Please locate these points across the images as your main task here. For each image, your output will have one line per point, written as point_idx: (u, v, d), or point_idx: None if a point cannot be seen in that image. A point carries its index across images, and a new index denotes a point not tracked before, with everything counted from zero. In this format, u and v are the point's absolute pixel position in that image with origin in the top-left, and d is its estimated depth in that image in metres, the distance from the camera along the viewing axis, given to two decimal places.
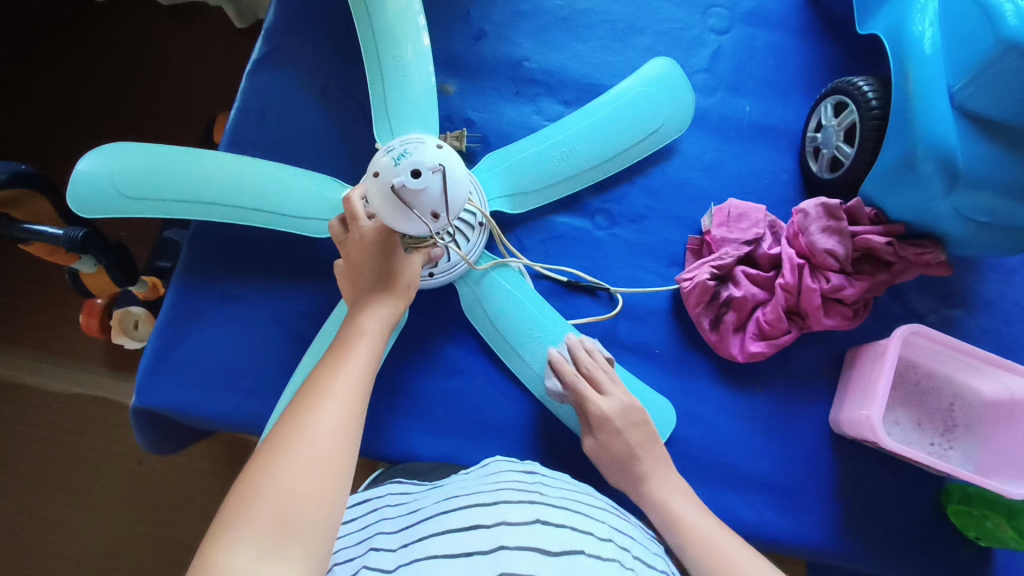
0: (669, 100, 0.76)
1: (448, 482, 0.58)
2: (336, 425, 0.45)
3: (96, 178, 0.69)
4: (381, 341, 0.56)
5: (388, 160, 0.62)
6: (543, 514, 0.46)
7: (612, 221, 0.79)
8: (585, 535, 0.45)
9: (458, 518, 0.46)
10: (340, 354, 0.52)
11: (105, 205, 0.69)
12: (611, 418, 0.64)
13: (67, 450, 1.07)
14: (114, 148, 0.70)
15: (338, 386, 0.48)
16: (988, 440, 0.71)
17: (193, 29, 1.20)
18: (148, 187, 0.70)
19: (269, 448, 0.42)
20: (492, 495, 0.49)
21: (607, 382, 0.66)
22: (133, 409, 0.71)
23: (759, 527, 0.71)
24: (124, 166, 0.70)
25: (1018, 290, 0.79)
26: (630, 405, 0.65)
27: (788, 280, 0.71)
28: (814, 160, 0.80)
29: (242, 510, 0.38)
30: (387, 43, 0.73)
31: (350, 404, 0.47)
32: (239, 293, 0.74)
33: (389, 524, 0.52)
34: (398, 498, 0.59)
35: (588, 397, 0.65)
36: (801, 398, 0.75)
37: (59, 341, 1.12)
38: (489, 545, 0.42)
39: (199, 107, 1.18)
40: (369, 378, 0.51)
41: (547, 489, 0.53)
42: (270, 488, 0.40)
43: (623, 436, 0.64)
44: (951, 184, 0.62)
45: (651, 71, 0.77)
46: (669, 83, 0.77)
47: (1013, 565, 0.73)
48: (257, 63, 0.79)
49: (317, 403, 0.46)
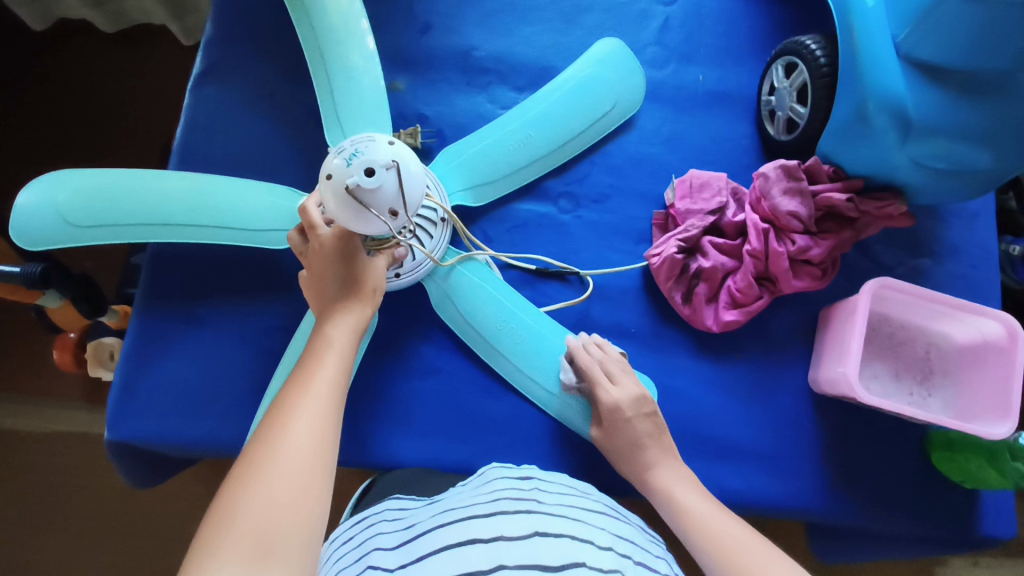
0: (620, 80, 0.76)
1: (446, 496, 0.57)
2: (310, 442, 0.44)
3: (41, 210, 0.67)
4: (351, 351, 0.55)
5: (338, 161, 0.60)
6: (542, 525, 0.46)
7: (576, 204, 0.79)
8: (584, 543, 0.45)
9: (455, 533, 0.46)
10: (309, 368, 0.51)
11: (53, 236, 0.67)
12: (622, 405, 0.65)
13: (52, 488, 1.05)
14: (57, 177, 0.68)
15: (307, 401, 0.47)
16: (964, 384, 0.72)
17: (137, 49, 1.17)
18: (97, 215, 0.68)
19: (242, 471, 0.41)
20: (489, 508, 0.49)
21: (619, 372, 0.67)
22: (107, 443, 0.69)
23: (749, 493, 0.72)
24: (69, 195, 0.68)
25: (981, 234, 0.80)
26: (642, 396, 0.65)
27: (755, 246, 0.72)
28: (771, 123, 0.80)
29: (218, 540, 0.37)
30: (330, 45, 0.71)
31: (322, 418, 0.46)
32: (204, 314, 0.72)
33: (385, 540, 0.52)
34: (394, 513, 0.58)
35: (599, 388, 0.66)
36: (780, 362, 0.76)
37: (30, 378, 1.09)
38: (489, 564, 0.41)
39: (150, 126, 1.16)
40: (341, 389, 0.50)
41: (544, 496, 0.53)
42: (246, 512, 0.39)
43: (635, 422, 0.64)
44: (905, 134, 0.62)
45: (600, 49, 0.76)
46: (620, 61, 0.76)
47: (1000, 505, 0.74)
48: (199, 77, 0.77)
49: (286, 421, 0.45)
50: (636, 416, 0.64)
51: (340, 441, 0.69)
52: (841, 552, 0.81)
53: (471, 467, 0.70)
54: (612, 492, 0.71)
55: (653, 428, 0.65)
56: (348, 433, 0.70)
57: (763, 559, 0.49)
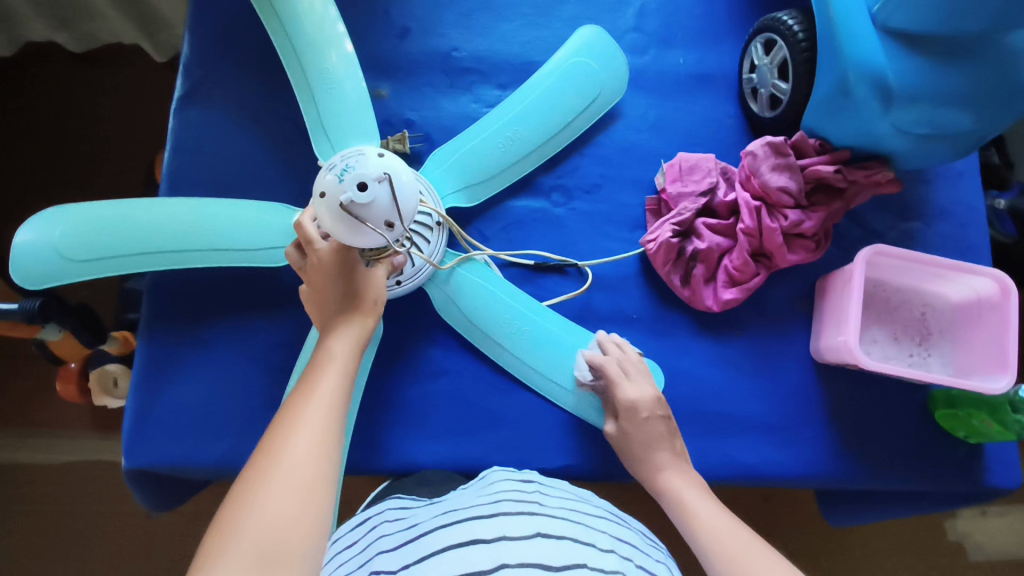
0: (601, 67, 0.76)
1: (447, 497, 0.59)
2: (312, 452, 0.45)
3: (39, 248, 0.67)
4: (353, 363, 0.56)
5: (331, 178, 0.60)
6: (543, 526, 0.48)
7: (569, 196, 0.79)
8: (585, 546, 0.47)
9: (457, 533, 0.47)
10: (311, 379, 0.52)
11: (54, 274, 0.67)
12: (640, 403, 0.66)
13: (70, 519, 1.06)
14: (52, 213, 0.68)
15: (309, 412, 0.48)
16: (962, 342, 0.74)
17: (111, 71, 1.16)
18: (94, 248, 0.68)
19: (246, 482, 0.42)
20: (491, 508, 0.51)
21: (635, 369, 0.68)
22: (126, 472, 0.70)
23: (761, 466, 0.73)
24: (66, 229, 0.68)
25: (967, 193, 0.82)
26: (659, 398, 0.67)
27: (748, 224, 0.72)
28: (754, 100, 0.81)
29: (219, 550, 0.38)
30: (311, 58, 0.71)
31: (324, 429, 0.47)
32: (210, 336, 0.73)
33: (387, 541, 0.53)
34: (396, 513, 0.59)
35: (618, 385, 0.67)
36: (781, 335, 0.77)
37: (37, 412, 1.09)
38: (490, 563, 0.43)
39: (132, 149, 1.15)
40: (342, 400, 0.51)
41: (547, 500, 0.55)
42: (249, 522, 0.39)
43: (649, 421, 0.66)
44: (887, 103, 0.63)
45: (578, 39, 0.76)
46: (599, 48, 0.76)
47: (1004, 456, 0.76)
48: (181, 100, 0.76)
49: (288, 432, 0.46)
50: (651, 414, 0.66)
51: (357, 450, 0.70)
52: (853, 514, 0.83)
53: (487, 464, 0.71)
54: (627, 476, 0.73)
55: (665, 428, 0.66)
56: (364, 441, 0.71)
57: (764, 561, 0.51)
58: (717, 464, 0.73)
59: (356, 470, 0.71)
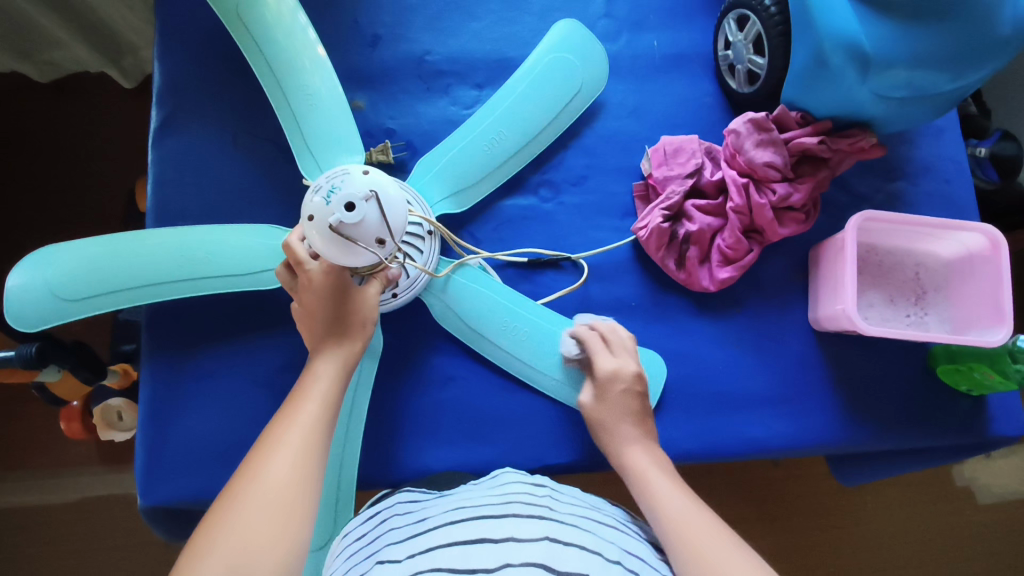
0: (582, 60, 0.76)
1: (457, 493, 0.59)
2: (289, 474, 0.46)
3: (32, 291, 0.66)
4: (340, 387, 0.56)
5: (319, 200, 0.61)
6: (553, 531, 0.48)
7: (556, 190, 0.79)
8: (594, 556, 0.47)
9: (465, 532, 0.48)
10: (296, 401, 0.53)
11: (46, 314, 0.67)
12: (615, 376, 0.66)
13: (90, 556, 1.06)
14: (42, 255, 0.68)
15: (292, 432, 0.49)
16: (956, 298, 0.75)
17: (80, 101, 1.14)
18: (86, 286, 0.67)
19: (223, 501, 0.45)
20: (502, 508, 0.52)
21: (614, 347, 0.68)
22: (143, 509, 0.70)
23: (771, 439, 0.74)
24: (56, 270, 0.67)
25: (949, 148, 0.82)
26: (636, 373, 0.66)
27: (737, 202, 0.73)
28: (732, 77, 0.81)
29: (192, 563, 0.40)
30: (288, 77, 0.70)
31: (303, 450, 0.48)
32: (212, 366, 0.73)
33: (395, 534, 0.53)
34: (406, 505, 0.59)
35: (595, 355, 0.68)
36: (779, 308, 0.78)
37: (45, 454, 1.09)
38: (495, 563, 0.43)
39: (108, 179, 1.14)
40: (325, 422, 0.52)
41: (557, 505, 0.55)
42: (218, 542, 0.41)
43: (624, 394, 0.65)
44: (864, 71, 0.63)
45: (557, 32, 0.76)
46: (579, 41, 0.76)
47: (1007, 404, 0.77)
48: (157, 132, 0.75)
49: (270, 453, 0.48)
50: (625, 389, 0.65)
51: (371, 464, 0.70)
52: (865, 475, 0.84)
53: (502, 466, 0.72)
54: None
55: (638, 405, 0.65)
56: (377, 455, 0.71)
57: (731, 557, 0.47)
58: (727, 442, 0.74)
59: (373, 484, 0.71)
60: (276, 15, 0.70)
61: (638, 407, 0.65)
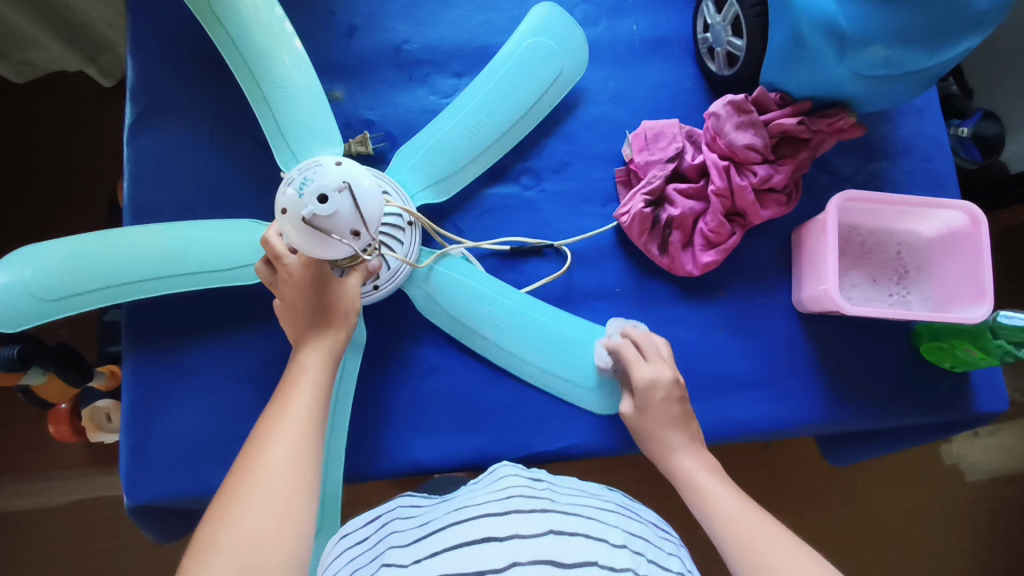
0: (561, 46, 0.75)
1: (456, 494, 0.59)
2: (289, 467, 0.47)
3: (8, 290, 0.65)
4: (327, 376, 0.57)
5: (291, 193, 0.59)
6: (555, 523, 0.49)
7: (538, 178, 0.79)
8: (598, 542, 0.48)
9: (468, 531, 0.48)
10: (285, 393, 0.53)
11: (25, 313, 0.66)
12: (654, 384, 0.66)
13: (83, 558, 1.05)
14: (20, 253, 0.67)
15: (285, 426, 0.50)
16: (938, 276, 0.75)
17: (56, 100, 1.13)
18: (63, 282, 0.67)
19: (224, 498, 0.44)
20: (504, 504, 0.51)
21: (649, 354, 0.68)
22: (129, 508, 0.69)
23: (757, 421, 0.74)
24: (33, 268, 0.66)
25: (929, 126, 0.82)
26: (674, 378, 0.67)
27: (718, 184, 0.73)
28: (712, 60, 0.81)
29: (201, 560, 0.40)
30: (263, 67, 0.69)
31: (301, 443, 0.49)
32: (195, 363, 0.72)
33: (399, 537, 0.53)
34: (407, 511, 0.60)
35: (631, 362, 0.68)
36: (763, 290, 0.78)
37: (31, 457, 1.08)
38: (502, 562, 0.44)
39: (88, 179, 1.12)
40: (319, 415, 0.52)
41: (557, 496, 0.56)
42: (226, 538, 0.42)
43: (664, 401, 0.66)
44: (841, 48, 0.62)
45: (535, 17, 0.75)
46: (557, 29, 0.75)
47: (989, 380, 0.77)
48: (132, 128, 0.74)
49: (265, 448, 0.48)
50: (666, 395, 0.66)
51: (358, 457, 0.70)
52: (852, 455, 0.85)
53: (490, 455, 0.72)
54: (631, 447, 0.73)
55: (680, 410, 0.66)
56: (364, 446, 0.71)
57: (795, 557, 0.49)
58: (714, 424, 0.74)
59: (360, 476, 0.71)
60: (250, 7, 0.69)
61: (682, 412, 0.66)
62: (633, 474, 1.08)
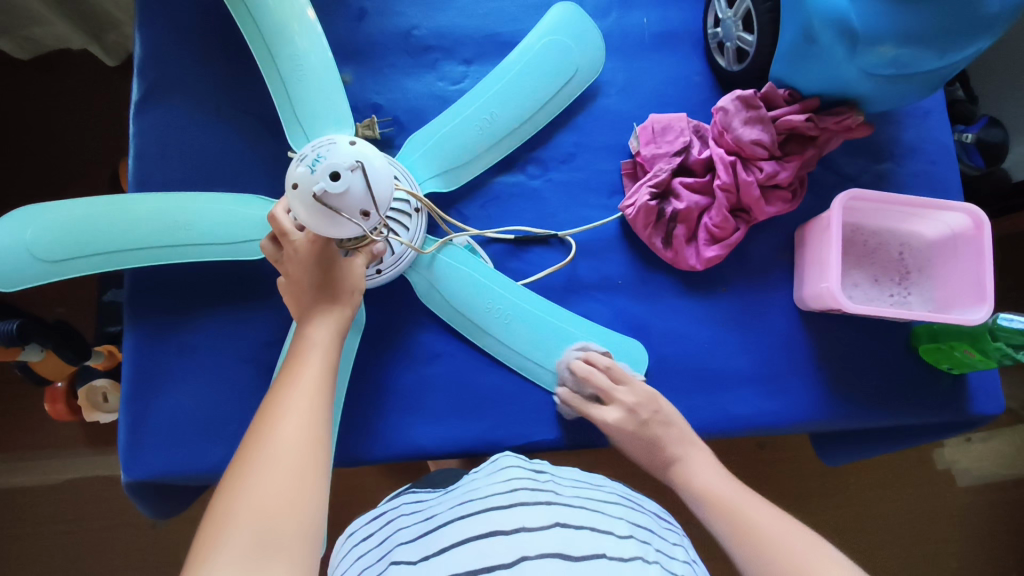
0: (581, 42, 0.75)
1: (459, 486, 0.60)
2: (299, 437, 0.47)
3: (9, 249, 0.66)
4: (332, 350, 0.57)
5: (303, 169, 0.59)
6: (561, 516, 0.49)
7: (544, 167, 0.79)
8: (605, 534, 0.49)
9: (475, 525, 0.49)
10: (292, 367, 0.53)
11: (24, 274, 0.66)
12: (623, 424, 0.67)
13: (78, 537, 1.05)
14: (25, 213, 0.67)
15: (295, 400, 0.50)
16: (940, 278, 0.75)
17: (63, 78, 1.12)
18: (64, 249, 0.67)
19: (235, 468, 0.45)
20: (508, 497, 0.52)
21: (603, 392, 0.69)
22: (127, 484, 0.70)
23: (755, 416, 0.75)
24: (35, 230, 0.66)
25: (935, 129, 0.82)
26: (637, 404, 0.67)
27: (724, 179, 0.73)
28: (721, 55, 0.81)
29: (217, 535, 0.40)
30: (280, 46, 0.69)
31: (311, 415, 0.49)
32: (196, 342, 0.72)
33: (405, 534, 0.54)
34: (412, 506, 0.60)
35: (593, 413, 0.68)
36: (765, 287, 0.78)
37: (29, 433, 1.08)
38: (511, 557, 0.44)
39: (91, 158, 1.12)
40: (326, 388, 0.53)
41: (561, 488, 0.56)
42: (239, 507, 0.42)
43: (636, 435, 0.66)
44: (852, 46, 0.62)
45: (558, 11, 0.75)
46: (577, 25, 0.75)
47: (987, 383, 0.78)
48: (139, 105, 0.74)
49: (275, 422, 0.48)
50: (636, 430, 0.66)
51: (357, 439, 0.70)
52: (848, 454, 0.85)
53: (489, 442, 0.72)
54: None
55: (657, 429, 0.66)
56: (363, 429, 0.71)
57: (788, 534, 0.52)
58: (711, 419, 0.74)
59: (359, 459, 0.71)
60: None
61: (656, 433, 0.66)
62: (629, 468, 1.08)
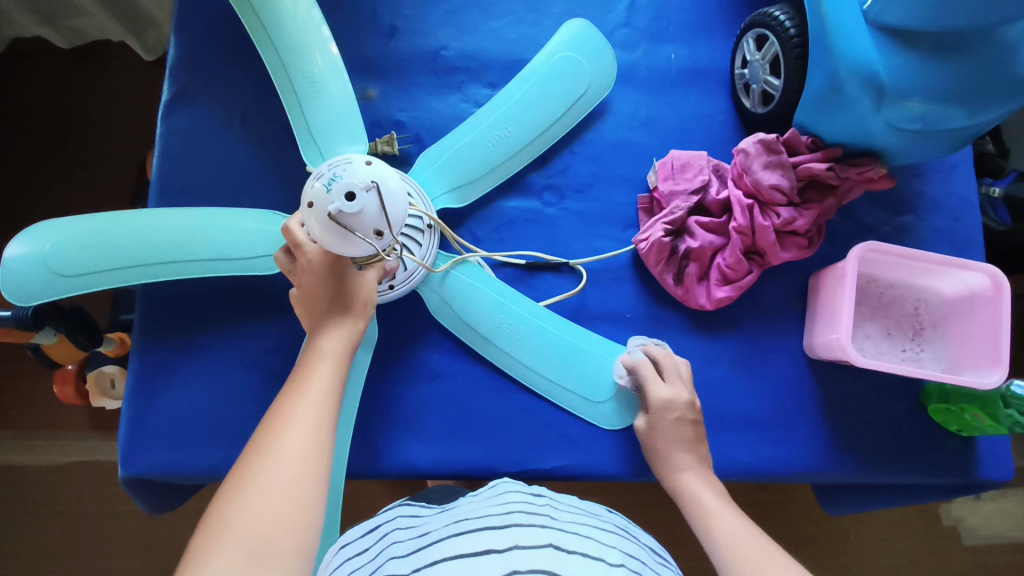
0: (590, 72, 0.76)
1: (457, 505, 0.59)
2: (304, 449, 0.47)
3: (28, 263, 0.66)
4: (344, 361, 0.57)
5: (319, 187, 0.60)
6: (554, 539, 0.49)
7: (561, 196, 0.79)
8: (595, 561, 0.48)
9: (467, 543, 0.49)
10: (302, 378, 0.54)
11: (41, 291, 0.67)
12: (669, 405, 0.67)
13: (74, 521, 1.06)
14: (40, 228, 0.68)
15: (303, 410, 0.50)
16: (955, 337, 0.74)
17: (100, 69, 1.15)
18: (83, 263, 0.67)
19: (237, 476, 0.44)
20: (504, 519, 0.52)
21: (669, 375, 0.69)
22: (123, 477, 0.70)
23: (755, 463, 0.73)
24: (54, 244, 0.67)
25: (960, 185, 0.81)
26: (691, 402, 0.68)
27: (740, 222, 0.72)
28: (746, 96, 0.81)
29: (212, 543, 0.40)
30: (295, 60, 0.70)
31: (315, 426, 0.49)
32: (203, 342, 0.73)
33: (398, 549, 0.53)
34: (407, 521, 0.59)
35: (649, 382, 0.68)
36: (775, 331, 0.77)
37: (36, 413, 1.09)
38: (501, 570, 0.44)
39: (121, 149, 1.14)
40: (332, 400, 0.53)
41: (557, 513, 0.55)
42: (240, 517, 0.42)
43: (677, 422, 0.67)
44: (878, 99, 0.62)
45: (565, 40, 0.75)
46: (591, 47, 0.76)
47: (996, 448, 0.76)
48: (168, 106, 0.76)
49: (280, 431, 0.48)
50: (679, 417, 0.67)
51: (352, 453, 0.70)
52: (849, 507, 0.83)
53: (485, 467, 0.71)
54: (629, 474, 0.73)
55: (692, 433, 0.67)
56: (358, 443, 0.71)
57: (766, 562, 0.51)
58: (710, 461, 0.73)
59: (354, 473, 0.71)
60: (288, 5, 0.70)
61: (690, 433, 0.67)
62: (625, 498, 1.07)
